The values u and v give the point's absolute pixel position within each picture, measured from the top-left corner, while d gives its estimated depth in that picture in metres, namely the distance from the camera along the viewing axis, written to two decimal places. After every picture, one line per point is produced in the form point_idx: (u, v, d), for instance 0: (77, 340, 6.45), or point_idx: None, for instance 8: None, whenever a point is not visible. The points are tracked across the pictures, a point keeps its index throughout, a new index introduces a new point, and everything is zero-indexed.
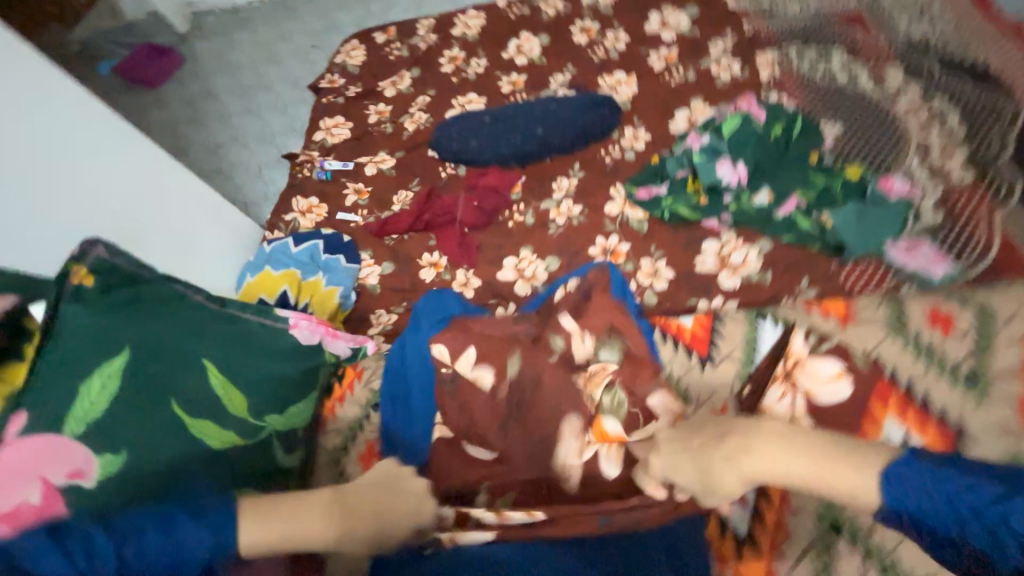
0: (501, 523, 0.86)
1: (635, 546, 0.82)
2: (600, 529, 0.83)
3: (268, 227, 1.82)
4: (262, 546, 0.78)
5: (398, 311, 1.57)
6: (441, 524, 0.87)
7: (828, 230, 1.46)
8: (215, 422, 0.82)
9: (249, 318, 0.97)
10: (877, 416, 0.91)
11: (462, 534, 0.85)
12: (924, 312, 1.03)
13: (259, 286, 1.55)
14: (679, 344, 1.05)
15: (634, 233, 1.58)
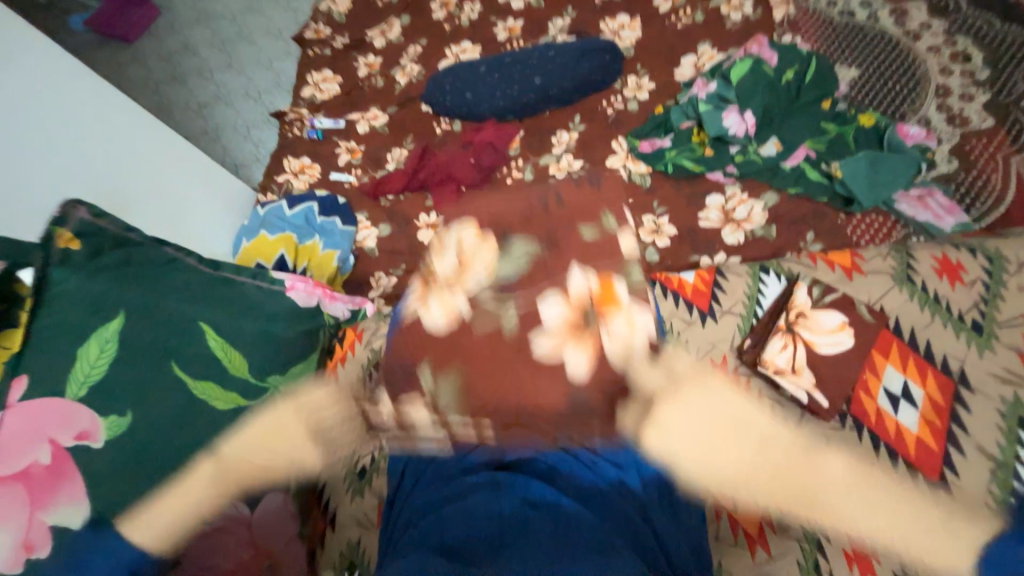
0: (506, 477, 0.81)
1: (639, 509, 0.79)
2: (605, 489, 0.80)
3: (261, 190, 1.77)
4: (266, 500, 0.82)
5: (397, 273, 1.56)
6: (445, 484, 0.83)
7: (836, 181, 1.41)
8: (215, 381, 0.82)
9: (245, 283, 0.95)
10: (877, 366, 0.91)
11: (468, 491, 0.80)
12: (935, 259, 0.96)
13: (257, 252, 1.52)
14: (681, 299, 1.02)
15: (636, 188, 1.54)
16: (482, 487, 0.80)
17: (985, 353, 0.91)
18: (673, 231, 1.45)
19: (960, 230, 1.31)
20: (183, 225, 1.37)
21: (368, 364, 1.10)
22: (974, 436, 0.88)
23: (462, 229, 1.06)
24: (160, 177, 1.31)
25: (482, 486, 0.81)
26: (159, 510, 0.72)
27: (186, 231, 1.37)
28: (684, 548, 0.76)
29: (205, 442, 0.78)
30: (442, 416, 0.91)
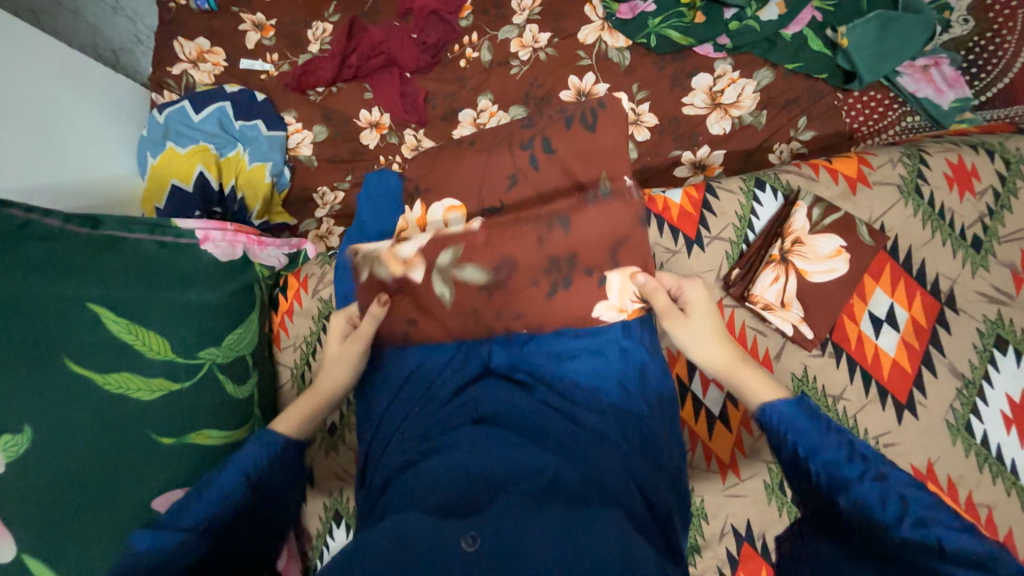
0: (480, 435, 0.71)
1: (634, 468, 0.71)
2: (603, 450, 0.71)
3: (154, 87, 1.37)
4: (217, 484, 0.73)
5: (343, 186, 1.30)
6: (419, 439, 0.74)
7: (840, 51, 1.19)
8: (125, 369, 0.71)
9: (142, 239, 0.81)
10: (865, 289, 0.81)
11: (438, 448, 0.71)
12: (948, 164, 0.85)
13: (166, 169, 1.21)
14: (666, 226, 0.89)
15: (615, 69, 1.28)
16: (462, 443, 0.70)
17: (978, 271, 0.80)
18: (653, 120, 1.24)
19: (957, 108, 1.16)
20: (63, 150, 1.05)
21: (318, 316, 0.97)
22: (947, 357, 0.77)
23: (446, 208, 0.88)
24: (15, 85, 0.98)
25: (460, 438, 0.71)
26: (94, 512, 0.64)
27: (68, 155, 1.06)
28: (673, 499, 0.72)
29: (128, 434, 0.68)
30: (406, 382, 0.82)
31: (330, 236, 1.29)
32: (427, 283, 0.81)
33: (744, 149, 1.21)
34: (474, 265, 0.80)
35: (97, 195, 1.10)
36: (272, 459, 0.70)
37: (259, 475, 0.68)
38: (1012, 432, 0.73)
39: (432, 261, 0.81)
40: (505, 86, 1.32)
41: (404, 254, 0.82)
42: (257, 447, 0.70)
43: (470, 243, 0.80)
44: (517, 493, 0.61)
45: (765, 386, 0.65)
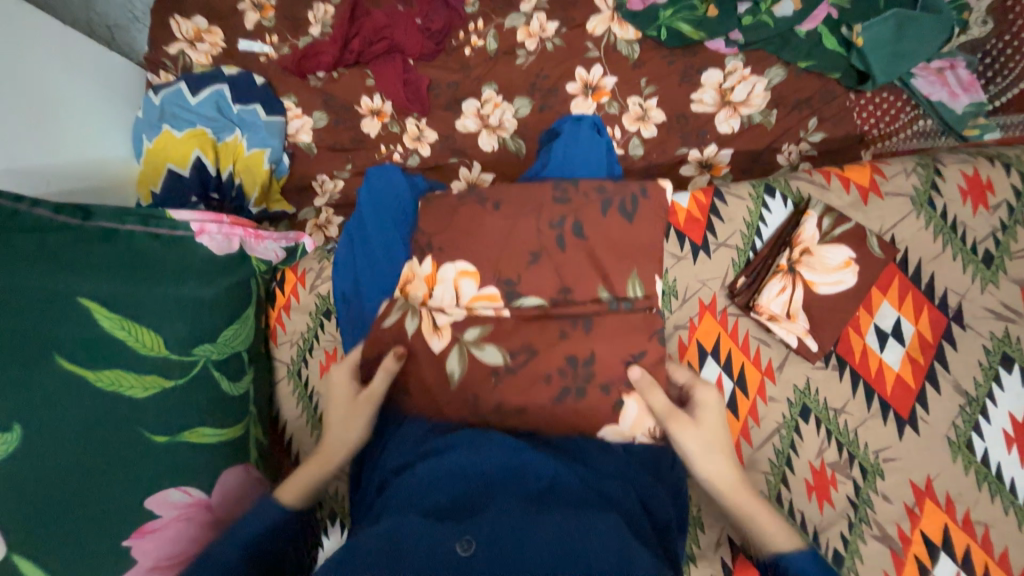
0: (481, 436, 0.70)
1: (633, 475, 0.70)
2: (604, 457, 0.70)
3: (149, 68, 1.33)
4: (210, 481, 0.72)
5: (343, 175, 1.27)
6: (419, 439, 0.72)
7: (854, 50, 1.15)
8: (117, 364, 0.70)
9: (135, 231, 0.80)
10: (872, 302, 0.80)
11: (439, 448, 0.69)
12: (963, 175, 0.84)
13: (162, 154, 1.19)
14: (672, 230, 0.87)
15: (623, 62, 1.25)
16: (460, 444, 0.68)
17: (987, 287, 0.79)
18: (660, 116, 1.21)
19: (972, 112, 1.12)
20: (52, 134, 1.02)
21: (315, 312, 0.95)
22: (952, 372, 0.77)
23: (460, 273, 0.79)
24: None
25: (457, 440, 0.68)
26: (84, 510, 0.63)
27: (57, 138, 1.02)
28: (672, 508, 0.71)
29: (120, 430, 0.67)
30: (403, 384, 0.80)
31: (328, 227, 1.23)
32: (442, 355, 0.76)
33: (752, 149, 1.18)
34: (494, 348, 0.75)
35: (88, 180, 1.06)
36: (271, 527, 0.66)
37: (257, 544, 0.64)
38: (1013, 450, 0.73)
39: (457, 335, 0.77)
40: (510, 77, 1.28)
41: (437, 319, 0.78)
42: (259, 517, 0.66)
43: (501, 325, 0.77)
44: (514, 497, 0.61)
45: (778, 527, 0.64)
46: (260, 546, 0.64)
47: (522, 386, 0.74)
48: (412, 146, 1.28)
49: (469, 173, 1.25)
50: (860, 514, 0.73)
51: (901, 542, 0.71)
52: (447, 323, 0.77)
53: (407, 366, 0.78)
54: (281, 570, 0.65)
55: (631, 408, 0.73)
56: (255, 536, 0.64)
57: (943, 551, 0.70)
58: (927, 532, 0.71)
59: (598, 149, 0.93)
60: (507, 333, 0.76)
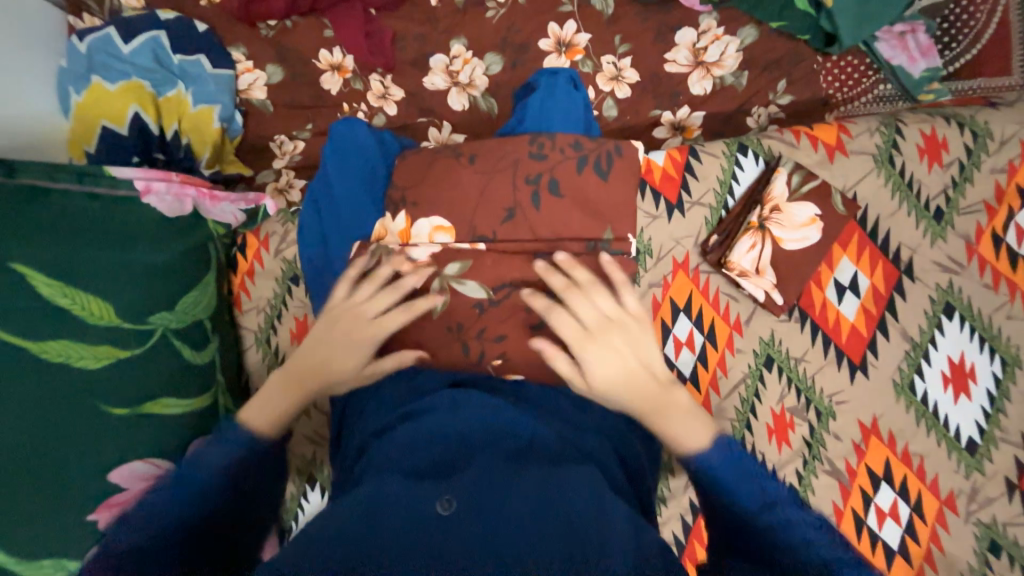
0: (460, 397, 0.70)
1: (610, 429, 0.72)
2: (581, 412, 0.72)
3: (70, 9, 1.17)
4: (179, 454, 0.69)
5: (303, 136, 1.19)
6: (397, 404, 0.72)
7: (823, 12, 1.14)
8: (63, 336, 0.64)
9: (70, 191, 0.72)
10: (833, 257, 0.84)
11: (418, 411, 0.68)
12: (921, 135, 0.87)
13: (94, 109, 1.06)
14: (648, 190, 0.88)
15: (598, 18, 1.20)
16: (438, 406, 0.68)
17: (936, 241, 0.84)
18: (635, 76, 1.19)
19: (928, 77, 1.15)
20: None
21: (282, 278, 0.91)
22: (900, 322, 0.82)
23: (433, 228, 0.77)
24: None
25: (436, 401, 0.69)
26: (40, 489, 0.59)
27: None
28: (646, 458, 0.74)
29: (73, 406, 0.63)
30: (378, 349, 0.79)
31: (290, 190, 1.18)
32: (423, 290, 0.75)
33: (724, 111, 1.19)
34: (474, 282, 0.74)
35: (5, 136, 0.93)
36: (249, 452, 0.66)
37: (239, 468, 0.64)
38: (948, 389, 0.80)
39: (438, 267, 0.75)
40: (480, 31, 1.21)
41: (413, 254, 0.76)
42: (227, 442, 0.65)
43: (479, 258, 0.75)
44: (494, 454, 0.62)
45: (697, 431, 0.64)
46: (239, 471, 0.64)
47: (506, 340, 0.74)
48: (377, 105, 1.21)
49: (439, 134, 1.20)
50: (814, 452, 0.80)
51: (848, 475, 0.78)
52: (424, 256, 0.76)
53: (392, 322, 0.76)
54: (257, 494, 0.67)
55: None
56: (234, 462, 0.64)
57: (883, 481, 0.78)
58: (870, 466, 0.78)
59: (576, 107, 0.90)
60: (491, 273, 0.74)
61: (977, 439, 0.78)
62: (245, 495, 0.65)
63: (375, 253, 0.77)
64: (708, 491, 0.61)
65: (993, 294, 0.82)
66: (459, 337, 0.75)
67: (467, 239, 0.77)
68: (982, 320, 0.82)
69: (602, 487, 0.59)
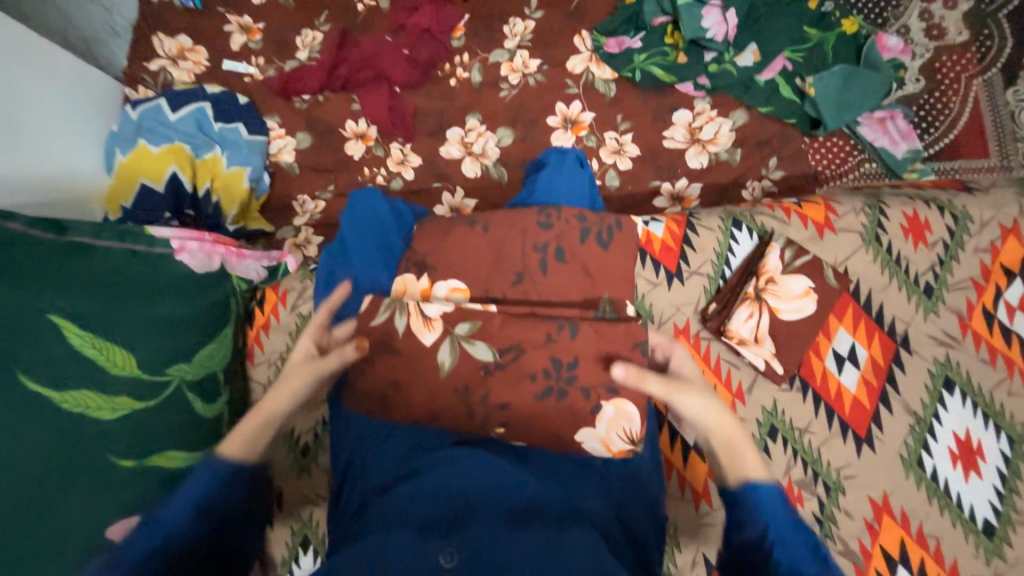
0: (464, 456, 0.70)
1: (613, 496, 0.71)
2: (584, 478, 0.71)
3: (129, 83, 1.31)
4: None
5: (325, 195, 1.27)
6: (401, 461, 0.72)
7: (808, 99, 1.27)
8: (86, 386, 0.67)
9: (112, 247, 0.79)
10: (830, 328, 0.86)
11: (424, 467, 0.69)
12: (905, 215, 0.93)
13: (138, 168, 1.16)
14: (648, 259, 0.92)
15: (600, 99, 1.33)
16: (441, 463, 0.68)
17: (930, 315, 0.87)
18: (635, 151, 1.29)
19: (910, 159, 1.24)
20: (20, 141, 0.97)
21: (296, 332, 0.93)
22: (902, 394, 0.83)
23: (450, 289, 0.82)
24: None
25: (438, 458, 0.69)
26: (39, 541, 0.59)
27: (25, 149, 0.98)
28: (651, 527, 0.72)
29: (87, 454, 0.64)
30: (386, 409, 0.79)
31: (308, 245, 1.24)
32: (433, 348, 0.76)
33: (720, 183, 1.27)
34: (484, 344, 0.76)
35: (55, 193, 1.01)
36: (222, 484, 0.63)
37: (209, 501, 0.62)
38: (958, 466, 0.79)
39: (449, 327, 0.77)
40: (494, 107, 1.34)
41: (428, 310, 0.78)
42: (200, 472, 0.62)
43: (489, 321, 0.77)
44: (493, 516, 0.61)
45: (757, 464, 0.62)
46: (213, 506, 0.62)
47: (510, 408, 0.73)
48: (396, 170, 1.31)
49: (453, 197, 1.29)
50: (824, 530, 0.77)
51: (863, 556, 0.75)
52: (438, 314, 0.77)
53: (400, 379, 0.76)
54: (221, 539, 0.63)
55: (606, 418, 0.72)
56: (207, 499, 0.62)
57: (900, 563, 0.74)
58: (885, 546, 0.76)
59: (582, 181, 0.98)
60: (498, 336, 0.76)
61: (994, 521, 0.76)
62: (216, 533, 0.62)
63: (390, 309, 0.78)
64: (753, 530, 0.59)
65: (991, 369, 0.84)
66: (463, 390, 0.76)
67: (479, 298, 0.81)
68: (985, 396, 0.82)
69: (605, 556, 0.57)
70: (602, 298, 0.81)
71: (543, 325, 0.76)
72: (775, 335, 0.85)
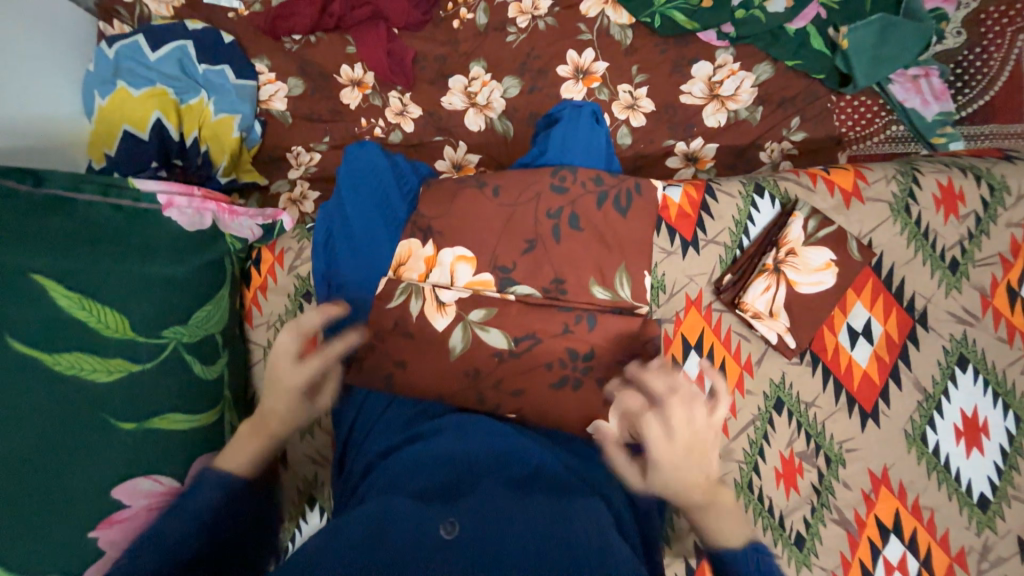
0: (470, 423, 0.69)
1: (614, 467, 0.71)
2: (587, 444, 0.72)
3: (101, 15, 1.19)
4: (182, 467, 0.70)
5: (319, 148, 1.20)
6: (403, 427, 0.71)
7: (840, 52, 1.17)
8: (80, 349, 0.64)
9: (95, 202, 0.74)
10: (846, 302, 0.83)
11: (430, 433, 0.68)
12: (936, 185, 0.87)
13: (118, 113, 1.07)
14: (663, 226, 0.87)
15: (616, 47, 1.22)
16: (446, 430, 0.68)
17: (951, 292, 0.84)
18: (650, 106, 1.20)
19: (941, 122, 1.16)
20: None
21: (294, 294, 0.91)
22: (913, 370, 0.82)
23: (456, 257, 0.77)
24: None
25: (442, 426, 0.68)
26: (42, 502, 0.58)
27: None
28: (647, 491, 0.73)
29: (84, 418, 0.63)
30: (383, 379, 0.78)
31: (303, 201, 1.18)
32: (445, 333, 0.75)
33: (738, 144, 1.19)
34: (498, 332, 0.74)
35: (29, 139, 0.93)
36: (230, 498, 0.62)
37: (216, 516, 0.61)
38: (961, 442, 0.79)
39: (462, 312, 0.75)
40: (500, 54, 1.24)
41: (442, 296, 0.76)
42: (208, 488, 0.61)
43: (506, 309, 0.75)
44: (500, 481, 0.61)
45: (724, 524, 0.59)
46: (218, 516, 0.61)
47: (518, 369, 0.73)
48: (395, 122, 1.22)
49: (455, 153, 1.22)
50: (822, 500, 0.79)
51: (857, 526, 0.77)
52: (453, 299, 0.76)
53: (407, 358, 0.76)
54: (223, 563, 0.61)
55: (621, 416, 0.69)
56: (212, 510, 0.60)
57: (894, 533, 0.76)
58: (880, 516, 0.77)
59: (596, 139, 0.91)
60: (514, 324, 0.74)
61: (990, 495, 0.77)
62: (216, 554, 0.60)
63: (404, 293, 0.77)
64: None
65: (1007, 348, 0.82)
66: (475, 362, 0.74)
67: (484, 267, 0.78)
68: (996, 374, 0.81)
69: (608, 524, 0.58)
70: (617, 267, 0.77)
71: (559, 316, 0.75)
72: (790, 310, 0.82)
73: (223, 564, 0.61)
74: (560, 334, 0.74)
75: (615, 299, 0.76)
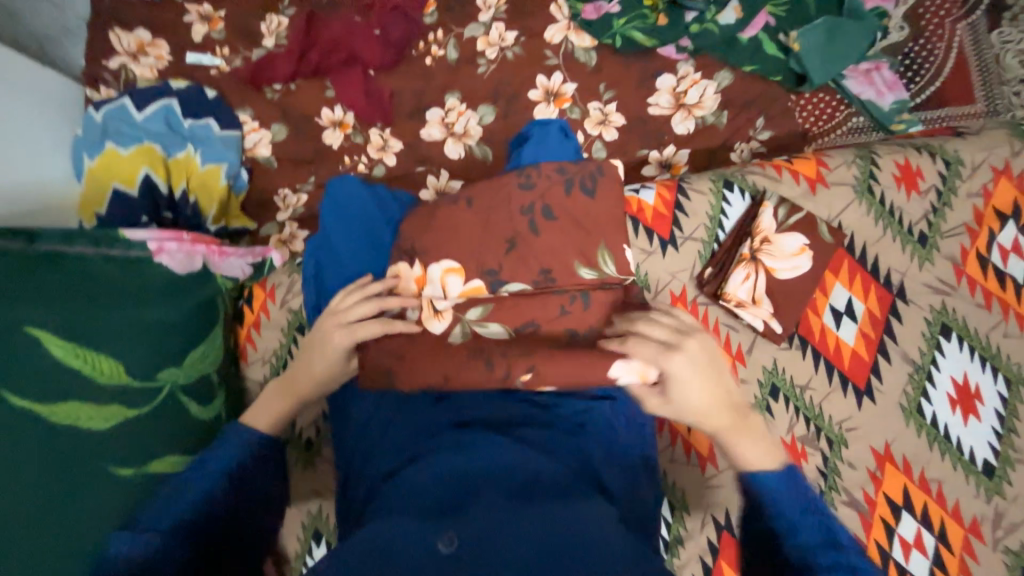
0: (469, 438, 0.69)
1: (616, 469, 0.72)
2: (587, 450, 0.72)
3: (88, 82, 1.24)
4: None
5: (306, 188, 1.24)
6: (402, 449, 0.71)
7: (792, 55, 1.24)
8: (74, 398, 0.64)
9: (86, 254, 0.75)
10: (826, 284, 0.86)
11: (429, 452, 0.68)
12: (896, 165, 0.91)
13: (108, 173, 1.11)
14: (639, 226, 0.90)
15: (582, 68, 1.29)
16: (445, 447, 0.68)
17: (924, 265, 0.87)
18: (620, 120, 1.26)
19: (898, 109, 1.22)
20: None
21: (288, 328, 0.93)
22: (900, 344, 0.83)
23: (444, 270, 0.78)
24: None
25: (441, 444, 0.68)
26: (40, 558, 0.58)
27: None
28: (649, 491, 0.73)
29: (80, 467, 0.63)
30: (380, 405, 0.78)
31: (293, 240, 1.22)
32: (444, 333, 0.76)
33: (706, 148, 1.25)
34: (497, 324, 0.76)
35: (19, 203, 0.96)
36: (254, 456, 0.72)
37: (240, 471, 0.70)
38: (957, 411, 0.80)
39: (460, 312, 0.76)
40: (473, 85, 1.30)
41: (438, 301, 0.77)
42: (233, 445, 0.71)
43: (501, 301, 0.77)
44: (501, 492, 0.61)
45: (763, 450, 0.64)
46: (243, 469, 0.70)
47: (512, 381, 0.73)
48: (377, 156, 1.27)
49: (437, 180, 1.26)
50: (829, 482, 0.78)
51: (867, 506, 0.77)
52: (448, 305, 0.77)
53: (403, 351, 0.76)
54: (243, 516, 0.69)
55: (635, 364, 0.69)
56: (238, 465, 0.70)
57: (905, 510, 0.76)
58: (889, 493, 0.77)
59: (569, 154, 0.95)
60: (510, 316, 0.76)
61: (993, 462, 0.78)
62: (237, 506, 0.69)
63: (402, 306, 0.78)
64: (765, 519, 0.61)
65: (987, 314, 0.84)
66: (471, 374, 0.74)
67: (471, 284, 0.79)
68: (980, 340, 0.83)
69: (610, 524, 0.58)
70: (598, 246, 0.78)
71: (554, 300, 0.76)
72: (772, 297, 0.84)
73: (241, 517, 0.69)
74: (556, 316, 0.76)
75: (601, 276, 0.78)
